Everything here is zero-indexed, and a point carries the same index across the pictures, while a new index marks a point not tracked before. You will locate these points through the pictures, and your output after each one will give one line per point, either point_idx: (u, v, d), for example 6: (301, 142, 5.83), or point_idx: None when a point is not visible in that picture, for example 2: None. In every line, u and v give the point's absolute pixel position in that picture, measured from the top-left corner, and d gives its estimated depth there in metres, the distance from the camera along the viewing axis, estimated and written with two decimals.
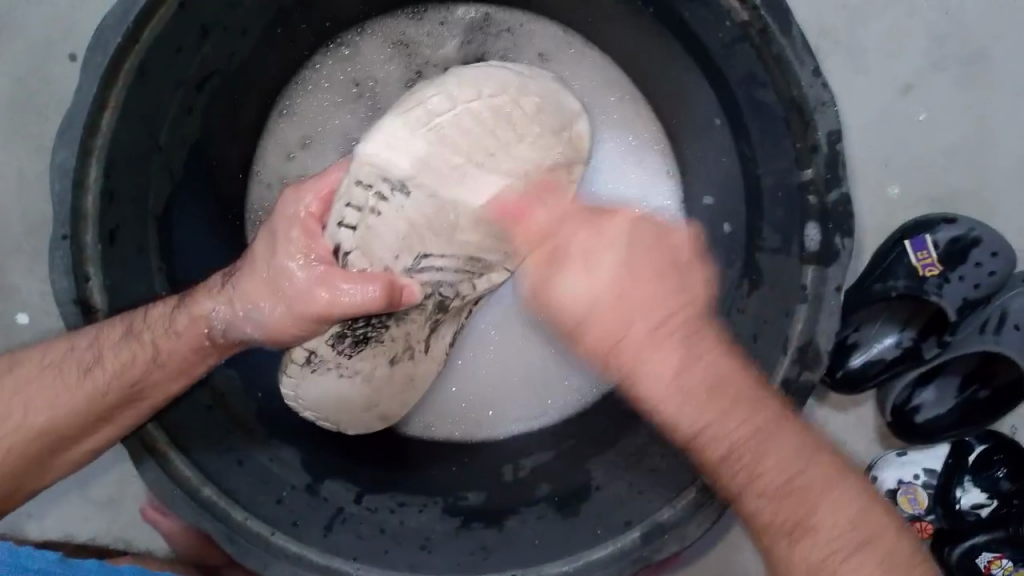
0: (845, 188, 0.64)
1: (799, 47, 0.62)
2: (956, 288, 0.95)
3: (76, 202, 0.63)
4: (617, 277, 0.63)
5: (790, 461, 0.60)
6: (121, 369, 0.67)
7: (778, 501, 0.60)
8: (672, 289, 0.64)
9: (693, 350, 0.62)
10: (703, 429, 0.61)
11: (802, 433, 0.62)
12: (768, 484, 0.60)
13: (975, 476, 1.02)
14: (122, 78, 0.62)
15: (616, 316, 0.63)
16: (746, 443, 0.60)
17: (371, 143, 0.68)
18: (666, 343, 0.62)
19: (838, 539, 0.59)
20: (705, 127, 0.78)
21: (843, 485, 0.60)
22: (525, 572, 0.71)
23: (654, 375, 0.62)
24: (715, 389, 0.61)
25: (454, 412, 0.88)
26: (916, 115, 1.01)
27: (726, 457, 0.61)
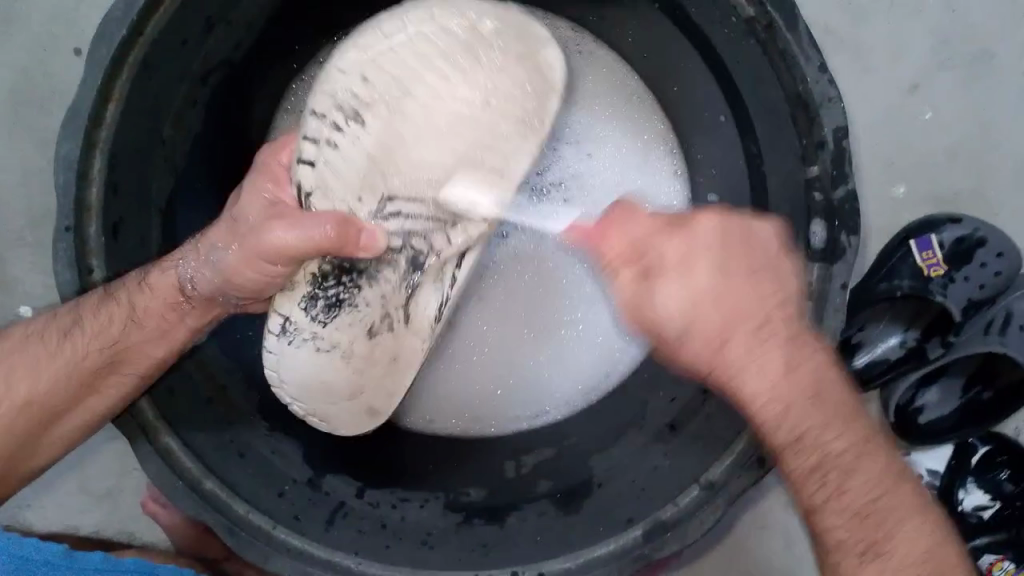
0: (851, 185, 0.63)
1: (806, 43, 0.62)
2: (960, 288, 0.95)
3: (80, 194, 0.63)
4: (718, 284, 0.58)
5: (877, 483, 0.60)
6: (100, 331, 0.68)
7: (855, 522, 0.60)
8: (766, 295, 0.59)
9: (795, 358, 0.59)
10: (794, 441, 0.60)
11: (884, 456, 0.62)
12: (851, 504, 0.60)
13: (977, 478, 1.02)
14: (126, 71, 0.62)
15: (719, 324, 0.58)
16: (837, 458, 0.60)
17: (325, 77, 0.66)
18: (766, 349, 0.59)
19: (910, 564, 0.60)
20: (711, 124, 0.78)
21: (912, 508, 0.61)
22: (526, 569, 0.70)
23: (749, 379, 0.59)
24: (818, 400, 0.60)
25: (458, 404, 0.87)
26: (922, 114, 1.01)
27: (819, 466, 0.61)
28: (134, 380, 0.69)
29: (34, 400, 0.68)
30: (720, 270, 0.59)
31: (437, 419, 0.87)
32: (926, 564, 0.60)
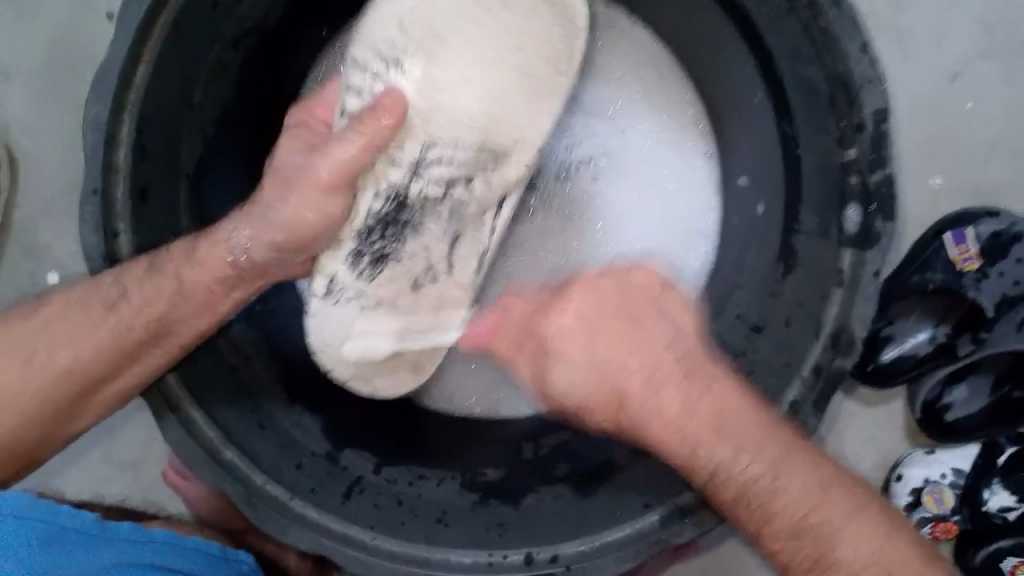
0: (889, 169, 0.61)
1: (849, 19, 0.59)
2: (994, 284, 0.92)
3: (108, 157, 0.63)
4: (583, 329, 0.66)
5: (806, 490, 0.59)
6: (146, 307, 0.66)
7: (801, 539, 0.59)
8: (632, 333, 0.66)
9: (685, 397, 0.62)
10: (715, 470, 0.60)
11: (806, 472, 0.60)
12: (782, 519, 0.59)
13: (1004, 479, 0.99)
14: (157, 32, 0.62)
15: (615, 369, 0.64)
16: (757, 481, 0.59)
17: (367, 32, 0.69)
18: (662, 389, 0.63)
19: (861, 568, 0.57)
20: (746, 106, 0.76)
21: (848, 511, 0.59)
22: (542, 551, 0.69)
23: (660, 413, 0.62)
24: (720, 426, 0.61)
25: (478, 385, 0.88)
26: (962, 105, 0.98)
27: (743, 493, 0.60)
28: (172, 359, 0.68)
29: (74, 370, 0.66)
30: (585, 320, 0.67)
31: (460, 396, 0.88)
32: (876, 565, 0.57)
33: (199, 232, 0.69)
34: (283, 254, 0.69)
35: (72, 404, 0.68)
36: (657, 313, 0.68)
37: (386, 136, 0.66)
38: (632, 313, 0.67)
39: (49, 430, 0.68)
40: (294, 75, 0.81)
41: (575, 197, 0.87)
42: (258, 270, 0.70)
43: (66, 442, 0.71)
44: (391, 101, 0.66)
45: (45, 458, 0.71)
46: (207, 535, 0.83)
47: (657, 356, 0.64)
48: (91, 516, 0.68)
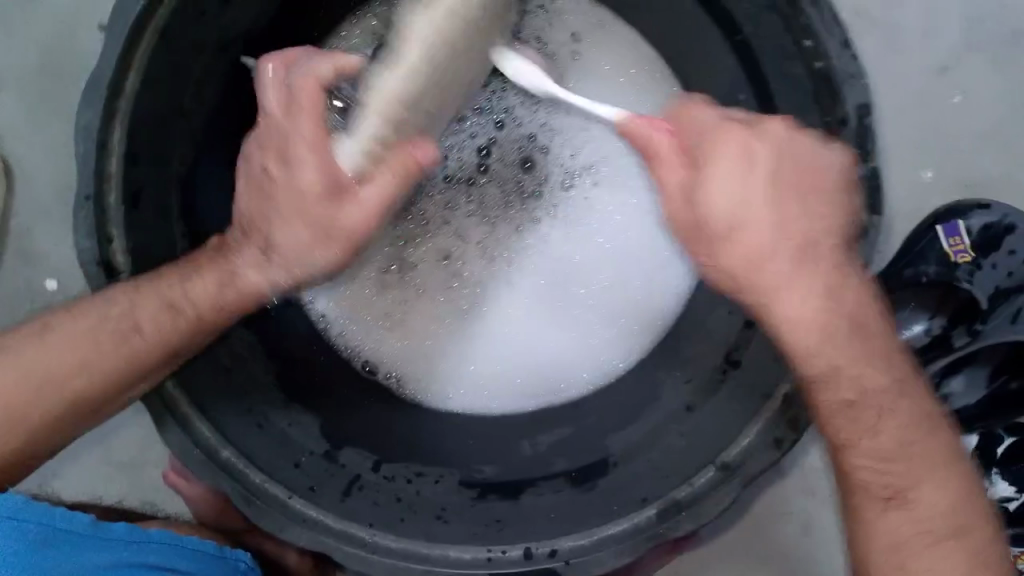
0: (873, 162, 0.63)
1: (829, 18, 0.61)
2: (988, 276, 0.95)
3: (100, 164, 0.64)
4: (765, 198, 0.60)
5: (893, 437, 0.64)
6: (137, 351, 0.67)
7: (887, 465, 0.64)
8: (809, 212, 0.61)
9: (787, 208, 0.60)
10: (818, 361, 0.62)
11: (882, 375, 0.64)
12: (873, 447, 0.64)
13: (1003, 470, 1.00)
14: (145, 42, 0.63)
15: (762, 226, 0.60)
16: (845, 368, 0.63)
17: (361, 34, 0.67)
18: (784, 201, 0.60)
19: (915, 488, 0.63)
20: (733, 103, 0.77)
21: (928, 458, 0.64)
22: (539, 547, 0.70)
23: (786, 297, 0.61)
24: (805, 248, 0.61)
25: (488, 381, 0.88)
26: (951, 98, 0.99)
27: (832, 374, 0.63)
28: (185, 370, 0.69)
29: (85, 387, 0.67)
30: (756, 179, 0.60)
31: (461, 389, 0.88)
32: (952, 519, 0.64)
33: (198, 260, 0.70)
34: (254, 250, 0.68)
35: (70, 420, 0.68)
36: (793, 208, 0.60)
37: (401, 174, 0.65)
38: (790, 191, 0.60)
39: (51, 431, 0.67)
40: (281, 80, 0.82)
41: (577, 203, 0.89)
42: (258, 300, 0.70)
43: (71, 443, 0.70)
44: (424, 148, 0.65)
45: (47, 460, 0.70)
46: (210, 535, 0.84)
47: (788, 238, 0.60)
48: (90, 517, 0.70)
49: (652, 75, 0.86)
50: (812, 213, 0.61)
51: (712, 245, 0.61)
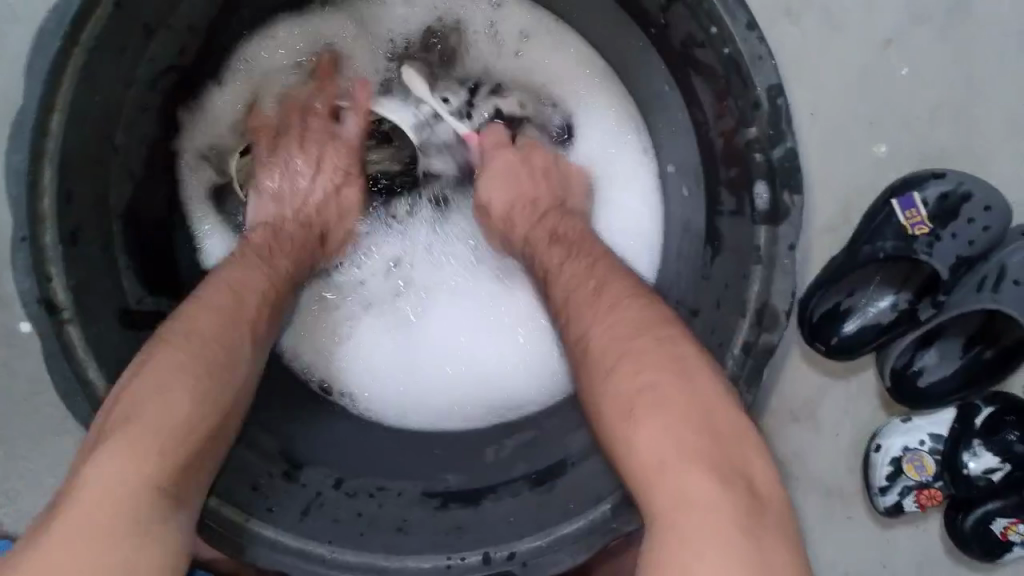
0: (789, 143, 0.63)
1: (732, 3, 0.61)
2: (948, 246, 0.94)
3: (33, 205, 0.65)
4: (595, 293, 0.67)
5: (708, 492, 0.53)
6: (159, 424, 0.60)
7: (690, 534, 0.52)
8: (605, 304, 0.66)
9: (638, 361, 0.60)
10: (630, 408, 0.59)
11: (668, 418, 0.57)
12: (671, 503, 0.54)
13: (983, 440, 0.99)
14: (67, 80, 0.64)
15: (607, 335, 0.64)
16: (634, 412, 0.58)
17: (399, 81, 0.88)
18: (631, 348, 0.62)
19: (688, 499, 0.53)
20: (663, 95, 0.77)
21: (733, 517, 0.52)
22: (498, 550, 0.71)
23: (631, 386, 0.59)
24: (647, 389, 0.59)
25: (422, 400, 0.90)
26: (898, 70, 0.97)
27: (626, 400, 0.59)
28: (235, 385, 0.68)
29: (137, 486, 0.56)
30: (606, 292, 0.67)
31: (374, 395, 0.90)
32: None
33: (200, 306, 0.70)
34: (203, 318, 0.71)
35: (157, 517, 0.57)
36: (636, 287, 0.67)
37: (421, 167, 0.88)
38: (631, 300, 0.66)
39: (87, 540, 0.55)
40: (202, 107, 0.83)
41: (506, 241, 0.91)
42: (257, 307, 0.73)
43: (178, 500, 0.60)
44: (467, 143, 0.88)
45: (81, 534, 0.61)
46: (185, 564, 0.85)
47: (605, 319, 0.65)
48: None
49: (594, 79, 0.87)
50: (649, 310, 0.65)
51: (574, 315, 0.68)
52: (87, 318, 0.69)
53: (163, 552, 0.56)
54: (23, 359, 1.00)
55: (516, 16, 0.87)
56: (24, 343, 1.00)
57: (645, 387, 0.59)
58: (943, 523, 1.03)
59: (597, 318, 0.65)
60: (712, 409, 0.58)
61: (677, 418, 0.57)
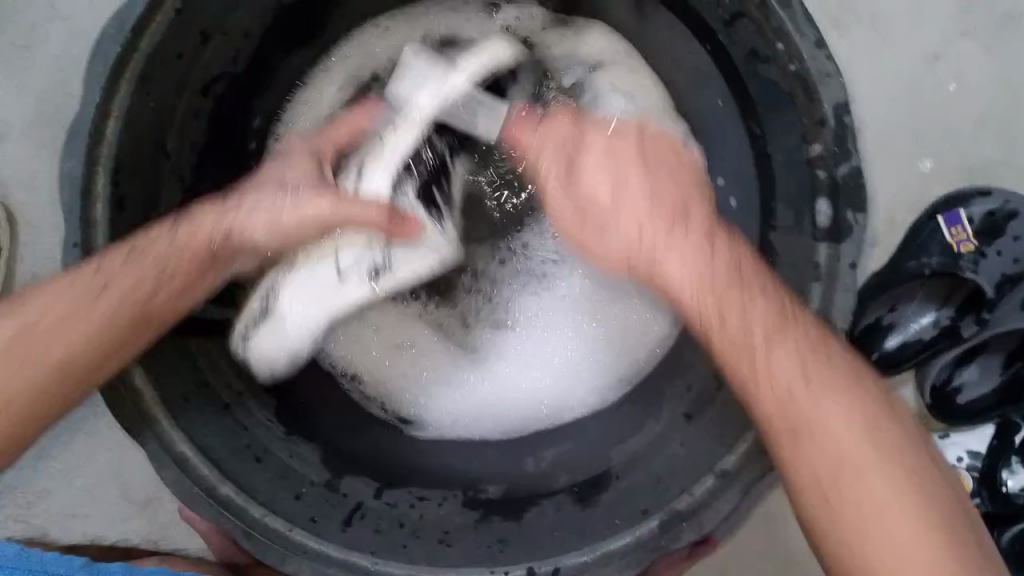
0: (855, 162, 0.62)
1: (800, 18, 0.60)
2: (993, 264, 0.91)
3: (85, 212, 0.65)
4: (654, 200, 0.68)
5: (843, 427, 0.60)
6: (22, 336, 0.62)
7: (822, 472, 0.60)
8: (678, 206, 0.68)
9: (745, 308, 0.63)
10: (783, 395, 0.61)
11: (833, 407, 0.61)
12: (819, 447, 0.60)
13: (1021, 457, 0.97)
14: (124, 88, 0.63)
15: (683, 268, 0.66)
16: (795, 400, 0.61)
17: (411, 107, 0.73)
18: (738, 296, 0.64)
19: (880, 494, 0.58)
20: (717, 112, 0.76)
21: (922, 505, 0.58)
22: (542, 565, 0.69)
23: (786, 358, 0.62)
24: (771, 337, 0.62)
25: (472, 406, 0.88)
26: (946, 86, 0.96)
27: (787, 394, 0.61)
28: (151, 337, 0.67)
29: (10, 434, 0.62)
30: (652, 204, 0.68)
31: (450, 419, 0.88)
32: (909, 519, 0.57)
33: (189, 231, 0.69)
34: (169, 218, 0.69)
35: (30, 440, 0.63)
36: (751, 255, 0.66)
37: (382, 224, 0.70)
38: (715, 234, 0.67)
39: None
40: (263, 117, 0.84)
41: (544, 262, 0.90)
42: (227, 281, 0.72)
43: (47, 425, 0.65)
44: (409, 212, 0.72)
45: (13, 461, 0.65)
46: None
47: (643, 222, 0.68)
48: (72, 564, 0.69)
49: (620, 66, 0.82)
50: (731, 244, 0.66)
51: (646, 229, 0.68)
52: None
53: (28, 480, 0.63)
54: None
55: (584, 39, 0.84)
56: None
57: (768, 336, 0.62)
58: None
59: (677, 253, 0.66)
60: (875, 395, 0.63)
61: (847, 410, 0.61)
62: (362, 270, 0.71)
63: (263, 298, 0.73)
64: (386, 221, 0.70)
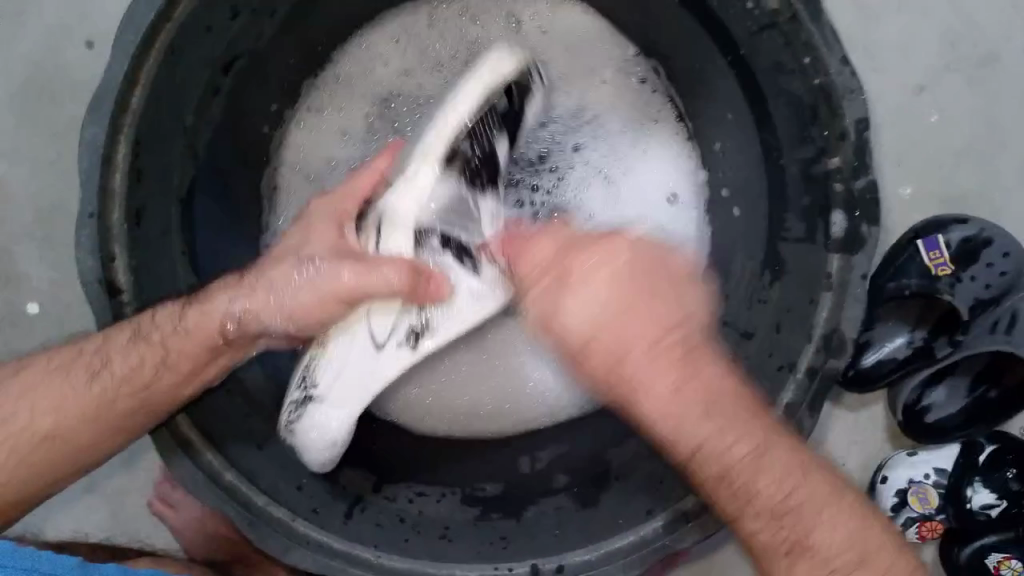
0: (872, 176, 0.64)
1: (829, 35, 0.62)
2: (968, 288, 0.94)
3: (104, 180, 0.65)
4: (611, 289, 0.60)
5: (788, 477, 0.61)
6: (132, 375, 0.69)
7: (772, 522, 0.61)
8: (663, 308, 0.61)
9: (683, 375, 0.60)
10: (699, 449, 0.61)
11: (790, 456, 0.62)
12: (762, 503, 0.61)
13: (984, 477, 1.00)
14: (152, 58, 0.64)
15: (617, 338, 0.60)
16: (739, 468, 0.61)
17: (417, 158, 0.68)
18: (659, 370, 0.60)
19: (837, 557, 0.60)
20: (726, 126, 0.79)
21: (880, 549, 0.62)
22: (545, 562, 0.70)
23: (650, 395, 0.60)
24: (711, 408, 0.60)
25: (471, 412, 0.85)
26: (928, 117, 1.00)
27: (696, 454, 0.61)
28: (179, 382, 0.69)
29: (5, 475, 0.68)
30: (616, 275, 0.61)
31: (449, 424, 0.85)
32: (853, 549, 0.61)
33: (197, 295, 0.71)
34: (239, 274, 0.72)
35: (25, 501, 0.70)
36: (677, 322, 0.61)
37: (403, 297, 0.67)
38: (663, 288, 0.62)
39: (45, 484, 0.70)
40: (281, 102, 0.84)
41: None
42: (248, 335, 0.71)
43: (49, 491, 0.71)
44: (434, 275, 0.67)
45: (34, 502, 0.71)
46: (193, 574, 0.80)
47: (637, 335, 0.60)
48: (71, 561, 0.68)
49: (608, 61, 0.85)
50: (674, 305, 0.61)
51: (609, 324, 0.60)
52: (143, 302, 0.70)
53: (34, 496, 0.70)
54: (26, 339, 0.98)
55: (588, 37, 0.85)
56: (29, 323, 0.98)
57: (708, 408, 0.60)
58: (937, 558, 1.05)
59: (647, 379, 0.60)
60: (767, 421, 0.63)
61: (796, 456, 0.62)
62: (398, 336, 0.68)
63: (301, 385, 0.72)
64: (409, 287, 0.66)
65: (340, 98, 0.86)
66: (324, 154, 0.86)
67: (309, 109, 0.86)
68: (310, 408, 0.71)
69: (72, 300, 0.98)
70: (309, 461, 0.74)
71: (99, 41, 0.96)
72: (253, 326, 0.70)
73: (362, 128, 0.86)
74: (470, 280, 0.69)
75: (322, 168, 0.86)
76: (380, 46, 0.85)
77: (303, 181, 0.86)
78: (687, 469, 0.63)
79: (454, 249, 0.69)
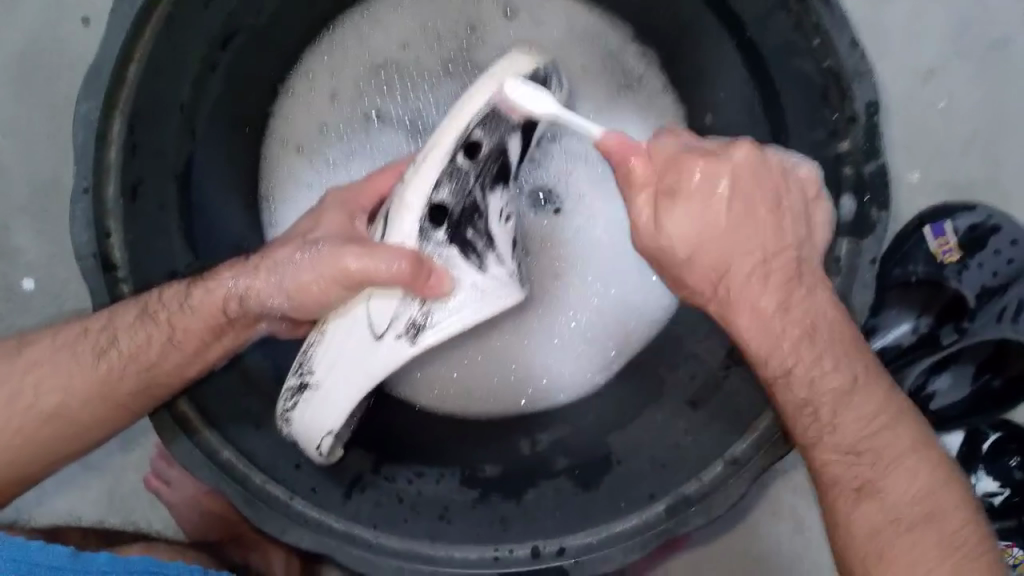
0: (883, 160, 0.63)
1: (841, 15, 0.61)
2: (974, 275, 0.93)
3: (100, 153, 0.64)
4: (732, 209, 0.60)
5: (872, 419, 0.62)
6: (136, 354, 0.68)
7: (849, 458, 0.62)
8: (774, 229, 0.61)
9: (790, 295, 0.61)
10: (782, 375, 0.62)
11: (880, 404, 0.63)
12: (842, 436, 0.62)
13: (988, 465, 0.97)
14: (149, 30, 0.63)
15: (716, 253, 0.60)
16: (826, 396, 0.62)
17: (425, 153, 0.65)
18: (764, 286, 0.61)
19: (904, 510, 0.61)
20: (731, 107, 0.77)
21: (954, 517, 0.60)
22: (545, 544, 0.70)
23: (741, 313, 0.61)
24: (814, 332, 0.61)
25: (477, 389, 0.86)
26: (937, 103, 0.98)
27: (788, 374, 0.62)
28: (184, 363, 0.69)
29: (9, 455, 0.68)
30: (730, 195, 0.59)
31: (449, 399, 0.86)
32: (922, 504, 0.61)
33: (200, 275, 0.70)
34: (245, 256, 0.70)
35: (26, 479, 0.70)
36: (783, 247, 0.61)
37: (403, 287, 0.63)
38: (784, 207, 0.61)
39: (56, 456, 0.70)
40: (285, 81, 0.83)
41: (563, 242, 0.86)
42: (249, 316, 0.70)
43: (50, 469, 0.71)
44: (439, 276, 0.64)
45: (37, 480, 0.71)
46: (193, 552, 0.80)
47: (728, 254, 0.60)
48: (64, 549, 0.66)
49: (603, 43, 0.84)
50: (780, 232, 0.61)
51: (712, 240, 0.60)
52: (138, 278, 0.69)
53: (34, 475, 0.71)
54: (21, 315, 0.97)
55: (583, 11, 0.84)
56: (26, 300, 0.97)
57: (813, 332, 0.61)
58: None
59: (743, 296, 0.61)
60: (873, 359, 0.64)
61: (894, 407, 0.63)
62: (397, 327, 0.65)
63: (298, 370, 0.70)
64: (410, 276, 0.62)
65: (334, 63, 0.84)
66: (317, 120, 0.85)
67: (300, 73, 0.84)
68: (303, 396, 0.70)
69: (70, 276, 0.97)
70: (312, 453, 0.73)
71: (96, 14, 0.94)
72: (268, 324, 0.72)
73: (355, 94, 0.85)
74: (475, 275, 0.66)
75: (316, 142, 0.85)
76: (379, 21, 0.84)
77: (293, 152, 0.85)
78: (770, 395, 0.64)
79: (458, 242, 0.65)
